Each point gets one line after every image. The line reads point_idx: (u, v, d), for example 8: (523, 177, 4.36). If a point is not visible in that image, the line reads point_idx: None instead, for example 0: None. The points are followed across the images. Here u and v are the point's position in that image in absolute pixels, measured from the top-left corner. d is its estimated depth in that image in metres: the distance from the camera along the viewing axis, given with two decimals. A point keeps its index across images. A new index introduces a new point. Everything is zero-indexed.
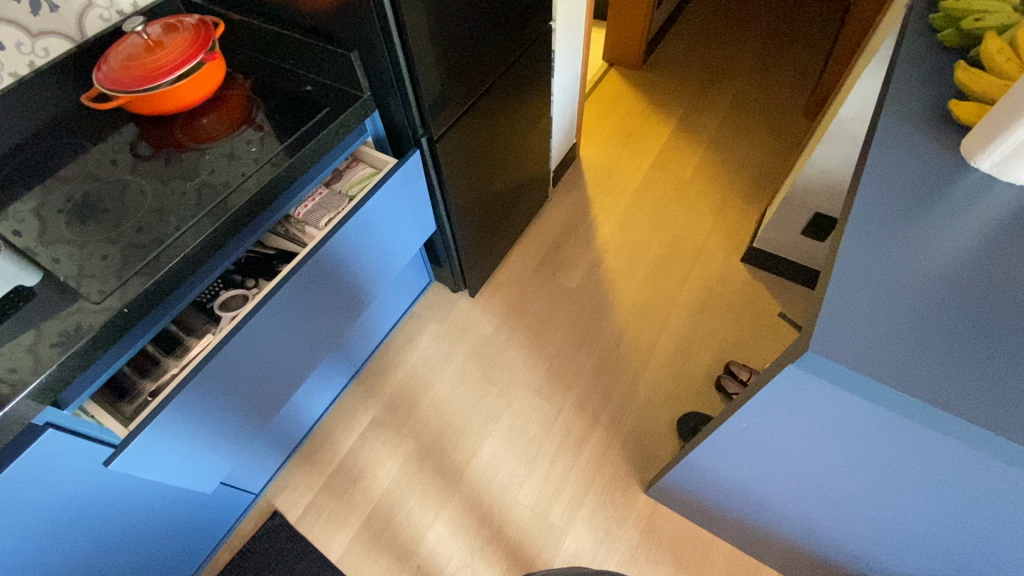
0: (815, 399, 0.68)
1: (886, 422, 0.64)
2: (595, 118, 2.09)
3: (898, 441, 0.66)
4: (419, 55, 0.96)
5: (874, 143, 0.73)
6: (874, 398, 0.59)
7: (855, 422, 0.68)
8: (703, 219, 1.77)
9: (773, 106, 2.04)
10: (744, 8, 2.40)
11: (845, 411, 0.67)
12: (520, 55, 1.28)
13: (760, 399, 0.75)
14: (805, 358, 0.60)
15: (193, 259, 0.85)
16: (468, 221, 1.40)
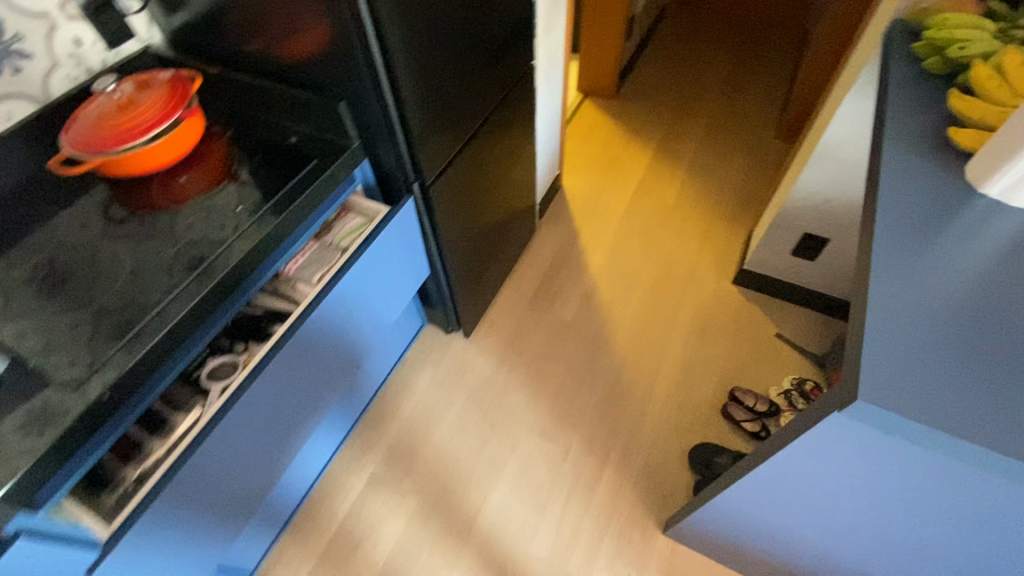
0: (848, 442, 0.66)
1: (929, 464, 0.62)
2: (575, 148, 2.11)
3: (945, 487, 0.64)
4: (410, 98, 0.94)
5: (881, 174, 0.73)
6: (930, 445, 0.56)
7: (893, 464, 0.66)
8: (691, 243, 1.78)
9: (747, 128, 2.09)
10: (708, 35, 2.48)
11: (884, 454, 0.65)
12: (504, 95, 1.28)
13: (792, 446, 0.73)
14: (853, 407, 0.57)
15: (179, 329, 0.79)
16: (459, 261, 1.37)
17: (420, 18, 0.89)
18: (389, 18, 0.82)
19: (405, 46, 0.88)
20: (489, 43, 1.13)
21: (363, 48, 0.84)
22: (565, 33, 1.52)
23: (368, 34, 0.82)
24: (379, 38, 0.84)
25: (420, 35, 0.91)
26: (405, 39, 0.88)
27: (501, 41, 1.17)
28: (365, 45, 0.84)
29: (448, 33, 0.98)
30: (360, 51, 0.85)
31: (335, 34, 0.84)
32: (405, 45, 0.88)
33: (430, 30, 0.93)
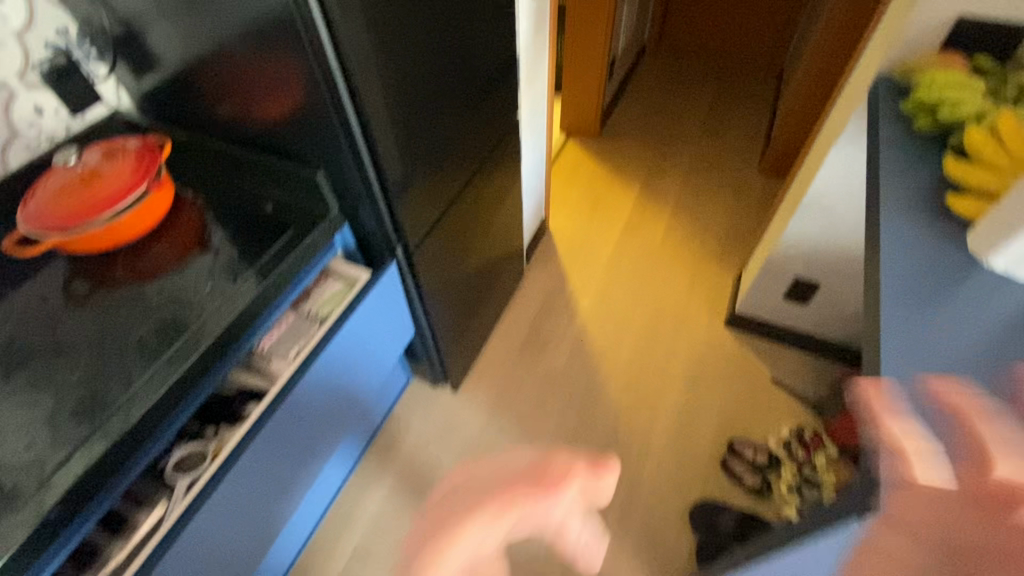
0: None
1: None
2: (560, 188, 2.10)
3: None
4: (388, 158, 0.91)
5: (880, 246, 0.71)
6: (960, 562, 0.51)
7: None
8: (681, 285, 1.76)
9: (731, 167, 2.10)
10: (688, 72, 2.52)
11: None
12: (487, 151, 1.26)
13: None
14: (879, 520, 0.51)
15: (147, 418, 0.72)
16: (444, 317, 1.33)
17: (397, 77, 0.87)
18: (363, 79, 0.80)
19: (381, 106, 0.86)
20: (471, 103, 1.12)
21: (337, 110, 0.81)
22: (548, 80, 1.53)
23: (342, 96, 0.80)
24: (354, 100, 0.81)
25: (398, 95, 0.89)
26: (381, 100, 0.85)
27: (484, 99, 1.16)
28: (340, 107, 0.81)
29: (427, 93, 0.96)
30: (335, 115, 0.82)
31: (309, 99, 0.82)
32: (381, 104, 0.85)
33: (408, 90, 0.91)
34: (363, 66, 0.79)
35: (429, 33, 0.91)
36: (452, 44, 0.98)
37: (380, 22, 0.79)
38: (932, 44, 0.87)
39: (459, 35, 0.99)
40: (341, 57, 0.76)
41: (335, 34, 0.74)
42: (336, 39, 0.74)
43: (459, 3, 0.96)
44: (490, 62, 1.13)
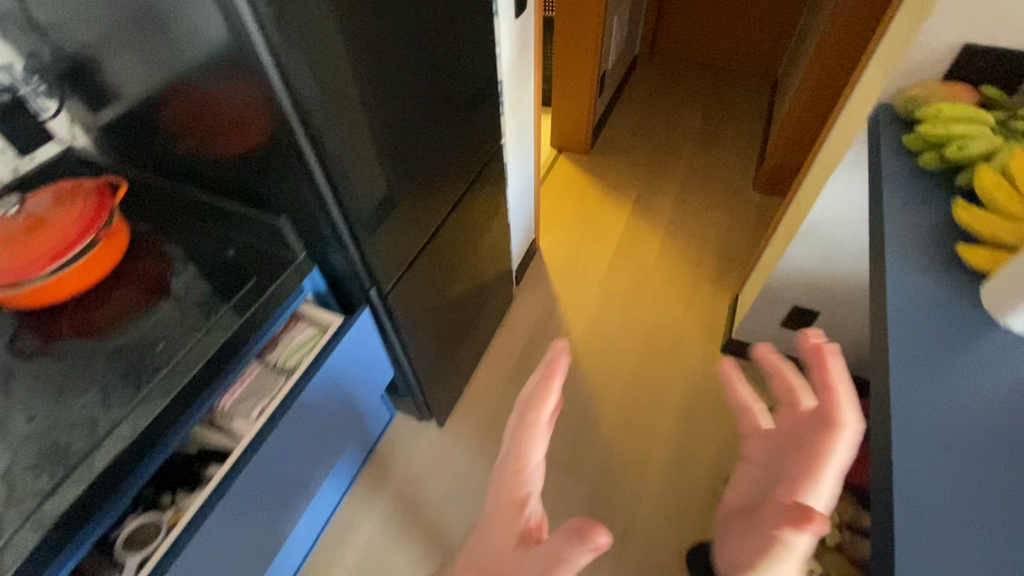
0: None
1: None
2: (551, 207, 2.04)
3: None
4: (356, 198, 0.85)
5: (887, 300, 0.65)
6: None
7: None
8: (675, 309, 1.70)
9: (726, 183, 2.05)
10: (681, 84, 2.47)
11: None
12: (471, 181, 1.21)
13: None
14: None
15: (99, 490, 0.66)
16: (426, 353, 1.26)
17: (364, 112, 0.80)
18: (324, 119, 0.73)
19: (346, 145, 0.79)
20: (453, 134, 1.06)
21: (297, 151, 0.75)
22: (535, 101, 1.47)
23: (302, 138, 0.73)
24: (315, 143, 0.74)
25: (365, 131, 0.82)
26: (347, 138, 0.78)
27: (466, 126, 1.10)
28: (300, 149, 0.74)
29: (400, 127, 0.90)
30: (296, 155, 0.76)
31: (269, 137, 0.75)
32: (346, 143, 0.79)
33: (378, 124, 0.84)
34: (323, 105, 0.72)
35: (401, 65, 0.85)
36: (428, 74, 0.92)
37: (341, 56, 0.72)
38: (936, 74, 0.82)
39: (436, 64, 0.93)
40: (297, 99, 0.69)
41: (288, 76, 0.66)
42: (290, 80, 0.67)
43: (435, 31, 0.90)
44: (472, 89, 1.07)
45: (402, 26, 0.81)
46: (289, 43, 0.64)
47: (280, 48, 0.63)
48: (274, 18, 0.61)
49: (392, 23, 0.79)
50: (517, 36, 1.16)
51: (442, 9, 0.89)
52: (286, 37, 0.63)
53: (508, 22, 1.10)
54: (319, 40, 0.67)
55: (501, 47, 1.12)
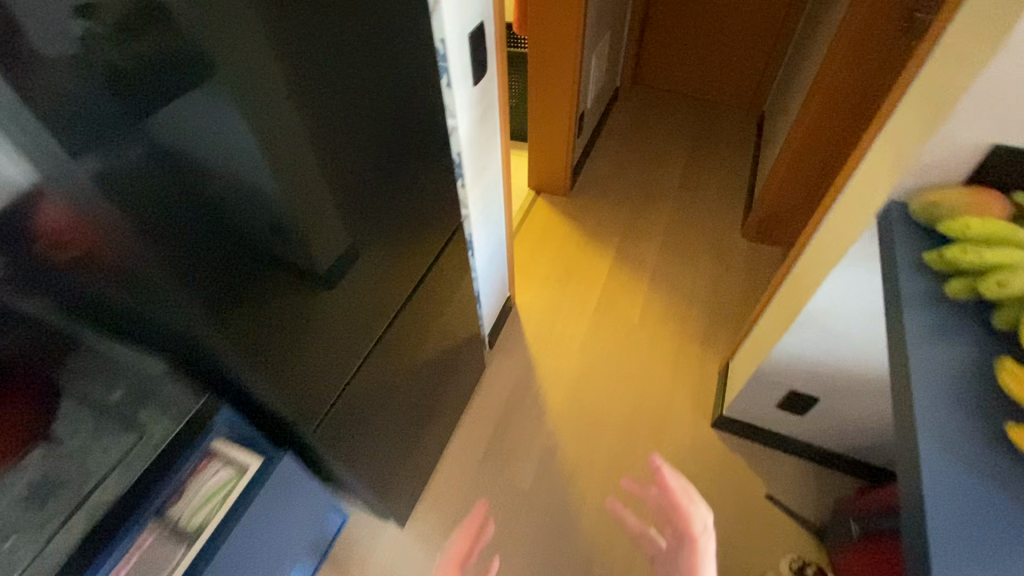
0: None
1: None
2: (527, 256, 1.90)
3: None
4: (282, 308, 0.70)
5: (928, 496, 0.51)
6: None
7: None
8: (661, 375, 1.57)
9: (713, 229, 1.93)
10: (664, 118, 2.36)
11: None
12: (429, 267, 1.06)
13: None
14: None
15: None
16: (381, 456, 1.11)
17: (283, 212, 0.65)
18: (212, 250, 0.57)
19: (249, 268, 0.63)
20: (403, 224, 0.91)
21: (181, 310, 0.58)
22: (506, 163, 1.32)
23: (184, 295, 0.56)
24: (201, 295, 0.57)
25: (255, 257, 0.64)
26: (260, 245, 0.64)
27: (421, 212, 0.96)
28: (185, 308, 0.57)
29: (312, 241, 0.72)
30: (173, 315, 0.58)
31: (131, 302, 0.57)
32: (248, 267, 0.63)
33: (310, 210, 0.69)
34: (211, 232, 0.57)
35: (316, 167, 0.67)
36: (366, 169, 0.77)
37: (242, 157, 0.57)
38: (958, 176, 0.70)
39: (378, 155, 0.79)
40: (160, 258, 0.52)
41: (138, 235, 0.49)
42: (143, 238, 0.50)
43: (375, 120, 0.76)
44: (426, 173, 0.93)
45: (320, 127, 0.66)
46: (126, 198, 0.47)
47: (112, 210, 0.47)
48: (111, 156, 0.45)
49: (297, 123, 0.62)
50: (479, 103, 1.02)
51: (382, 93, 0.74)
52: (122, 189, 0.47)
53: (467, 91, 0.96)
54: (194, 152, 0.52)
55: (460, 119, 0.97)
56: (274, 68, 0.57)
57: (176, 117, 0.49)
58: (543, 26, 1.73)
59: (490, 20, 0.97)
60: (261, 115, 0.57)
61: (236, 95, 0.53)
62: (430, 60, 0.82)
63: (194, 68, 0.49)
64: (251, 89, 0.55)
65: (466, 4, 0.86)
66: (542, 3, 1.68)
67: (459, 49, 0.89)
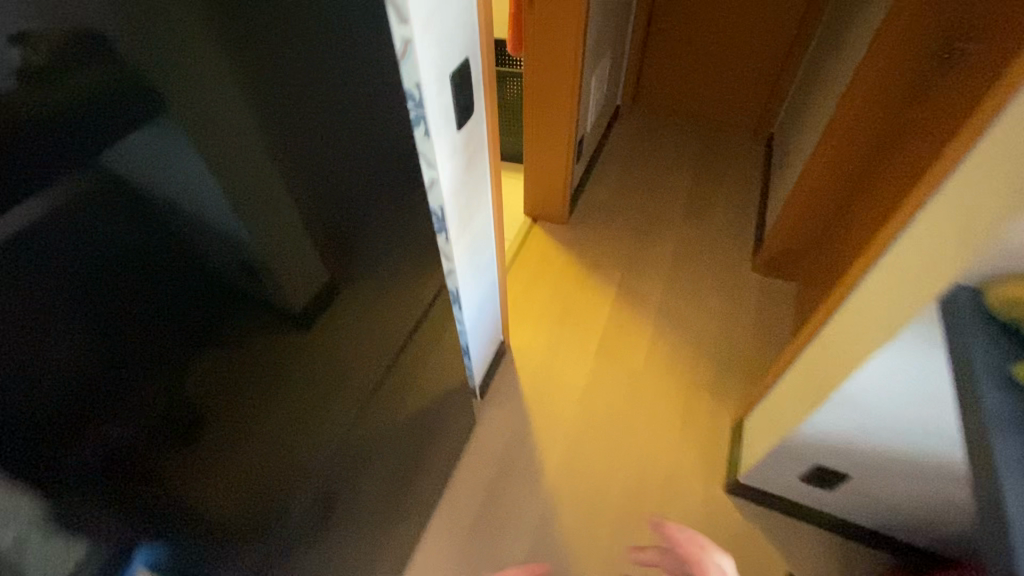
0: None
1: None
2: (523, 292, 1.77)
3: None
4: (251, 381, 0.55)
5: None
6: None
7: None
8: (669, 429, 1.44)
9: (721, 262, 1.80)
10: (667, 138, 2.24)
11: None
12: (411, 339, 0.92)
13: None
14: None
15: None
16: (353, 548, 0.98)
17: (251, 262, 0.50)
18: (154, 336, 0.43)
19: (208, 346, 0.48)
20: (380, 302, 0.77)
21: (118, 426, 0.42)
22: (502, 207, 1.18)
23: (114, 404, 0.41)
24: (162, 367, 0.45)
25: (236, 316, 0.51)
26: (227, 312, 0.49)
27: (403, 284, 0.82)
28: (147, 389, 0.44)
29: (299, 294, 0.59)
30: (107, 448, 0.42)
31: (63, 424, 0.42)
32: (208, 344, 0.48)
33: (283, 251, 0.54)
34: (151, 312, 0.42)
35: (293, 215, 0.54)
36: (337, 253, 0.63)
37: (196, 204, 0.43)
38: None
39: (350, 234, 0.64)
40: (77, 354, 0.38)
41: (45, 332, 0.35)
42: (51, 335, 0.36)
43: (344, 195, 0.62)
44: (405, 238, 0.80)
45: (284, 184, 0.52)
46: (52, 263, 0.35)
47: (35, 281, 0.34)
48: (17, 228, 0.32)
49: (251, 182, 0.48)
50: (463, 149, 0.89)
51: (346, 159, 0.61)
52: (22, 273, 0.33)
53: (450, 139, 0.83)
54: (125, 214, 0.38)
55: (443, 171, 0.84)
56: (232, 93, 0.44)
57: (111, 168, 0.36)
58: (539, 47, 1.60)
59: (476, 57, 0.84)
60: (215, 144, 0.44)
61: (187, 124, 0.40)
62: (402, 111, 0.69)
63: (143, 99, 0.37)
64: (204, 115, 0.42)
65: (446, 44, 0.73)
66: (537, 23, 1.55)
67: (440, 93, 0.75)
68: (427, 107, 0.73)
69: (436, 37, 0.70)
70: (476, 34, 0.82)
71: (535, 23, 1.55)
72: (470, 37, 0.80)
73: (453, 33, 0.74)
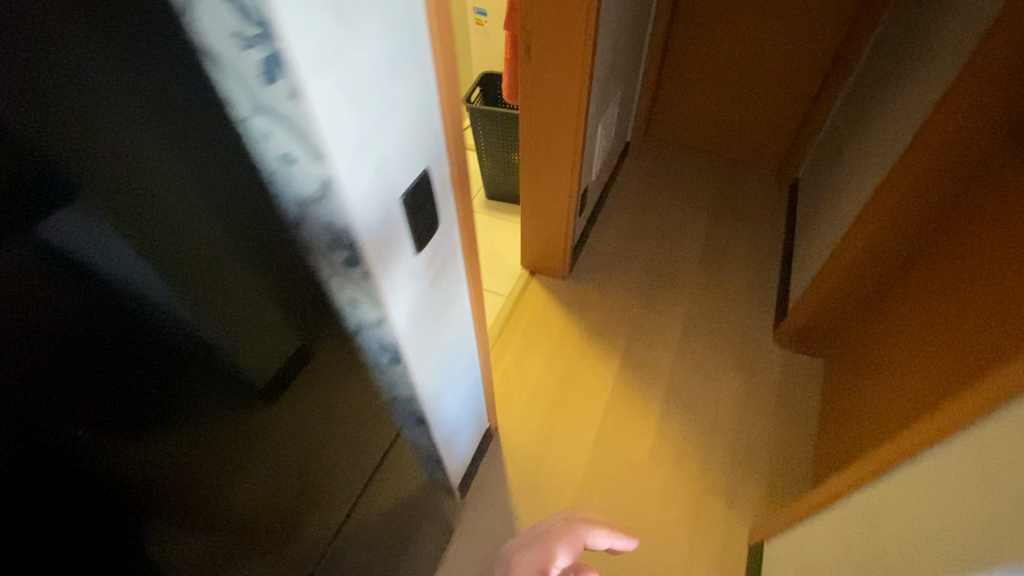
0: None
1: None
2: (516, 361, 1.61)
3: None
4: (223, 466, 0.47)
5: None
6: None
7: None
8: (675, 539, 1.27)
9: (739, 332, 1.62)
10: (682, 178, 2.04)
11: None
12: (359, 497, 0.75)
13: None
14: None
15: None
16: None
17: (213, 335, 0.42)
18: (91, 451, 0.34)
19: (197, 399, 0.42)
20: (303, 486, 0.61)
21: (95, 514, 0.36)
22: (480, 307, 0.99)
23: (91, 502, 0.35)
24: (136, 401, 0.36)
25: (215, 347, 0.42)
26: (206, 385, 0.42)
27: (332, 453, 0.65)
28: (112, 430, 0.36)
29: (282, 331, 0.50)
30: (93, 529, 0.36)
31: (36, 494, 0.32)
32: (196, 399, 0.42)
33: (252, 319, 0.45)
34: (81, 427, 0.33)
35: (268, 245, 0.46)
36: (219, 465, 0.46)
37: (150, 271, 0.35)
38: None
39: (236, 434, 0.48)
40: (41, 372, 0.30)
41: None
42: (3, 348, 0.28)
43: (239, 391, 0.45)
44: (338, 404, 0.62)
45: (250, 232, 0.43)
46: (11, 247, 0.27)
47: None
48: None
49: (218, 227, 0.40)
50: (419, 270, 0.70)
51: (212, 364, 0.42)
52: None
53: (401, 266, 0.65)
54: (41, 317, 0.29)
55: (391, 306, 0.65)
56: (196, 146, 0.37)
57: (13, 268, 0.28)
58: (537, 98, 1.42)
59: (439, 164, 0.66)
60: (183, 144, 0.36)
61: (109, 202, 0.32)
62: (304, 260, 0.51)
63: (45, 181, 0.28)
64: (132, 185, 0.33)
65: (385, 166, 0.54)
66: (535, 72, 1.38)
67: (377, 222, 0.56)
68: (356, 246, 0.54)
69: (361, 163, 0.50)
70: (438, 138, 0.64)
71: (533, 72, 1.38)
72: (428, 147, 0.62)
73: (397, 149, 0.56)
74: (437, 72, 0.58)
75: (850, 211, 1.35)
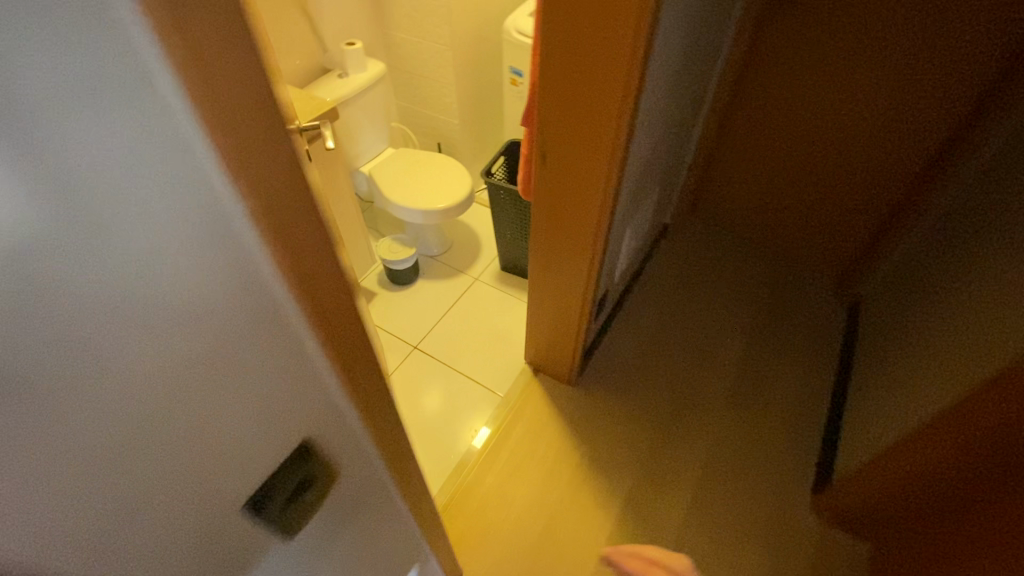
0: None
1: None
2: (497, 485, 1.41)
3: None
4: None
5: None
6: None
7: None
8: None
9: (768, 493, 1.37)
10: (721, 279, 1.83)
11: None
12: None
13: None
14: None
15: None
16: None
17: None
18: None
19: None
20: None
21: None
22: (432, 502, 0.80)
23: None
24: None
25: None
26: None
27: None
28: None
29: None
30: None
31: None
32: None
33: None
34: None
35: None
36: None
37: None
38: None
39: None
40: None
41: None
42: None
43: None
44: None
45: None
46: None
47: None
48: None
49: None
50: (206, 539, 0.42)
51: None
52: None
53: (164, 512, 0.38)
54: None
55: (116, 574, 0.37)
56: None
57: None
58: (549, 204, 1.22)
59: (322, 414, 0.47)
60: None
61: None
62: None
63: None
64: None
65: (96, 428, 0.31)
66: (548, 178, 1.17)
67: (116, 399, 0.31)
68: (46, 403, 0.28)
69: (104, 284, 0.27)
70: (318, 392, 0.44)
71: (549, 177, 1.17)
72: (295, 401, 0.43)
73: (217, 353, 0.35)
74: (311, 325, 0.39)
75: (923, 387, 1.10)
